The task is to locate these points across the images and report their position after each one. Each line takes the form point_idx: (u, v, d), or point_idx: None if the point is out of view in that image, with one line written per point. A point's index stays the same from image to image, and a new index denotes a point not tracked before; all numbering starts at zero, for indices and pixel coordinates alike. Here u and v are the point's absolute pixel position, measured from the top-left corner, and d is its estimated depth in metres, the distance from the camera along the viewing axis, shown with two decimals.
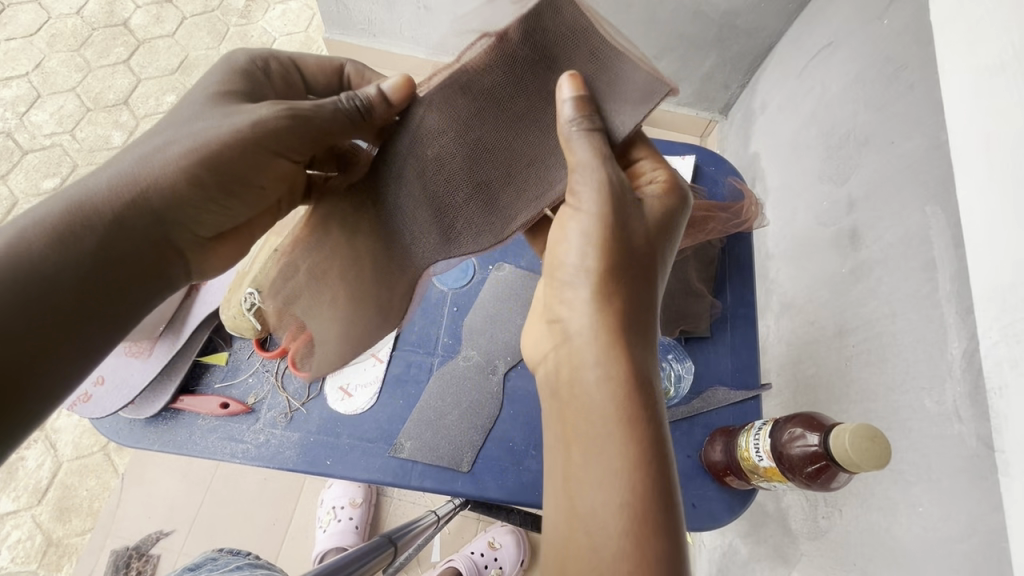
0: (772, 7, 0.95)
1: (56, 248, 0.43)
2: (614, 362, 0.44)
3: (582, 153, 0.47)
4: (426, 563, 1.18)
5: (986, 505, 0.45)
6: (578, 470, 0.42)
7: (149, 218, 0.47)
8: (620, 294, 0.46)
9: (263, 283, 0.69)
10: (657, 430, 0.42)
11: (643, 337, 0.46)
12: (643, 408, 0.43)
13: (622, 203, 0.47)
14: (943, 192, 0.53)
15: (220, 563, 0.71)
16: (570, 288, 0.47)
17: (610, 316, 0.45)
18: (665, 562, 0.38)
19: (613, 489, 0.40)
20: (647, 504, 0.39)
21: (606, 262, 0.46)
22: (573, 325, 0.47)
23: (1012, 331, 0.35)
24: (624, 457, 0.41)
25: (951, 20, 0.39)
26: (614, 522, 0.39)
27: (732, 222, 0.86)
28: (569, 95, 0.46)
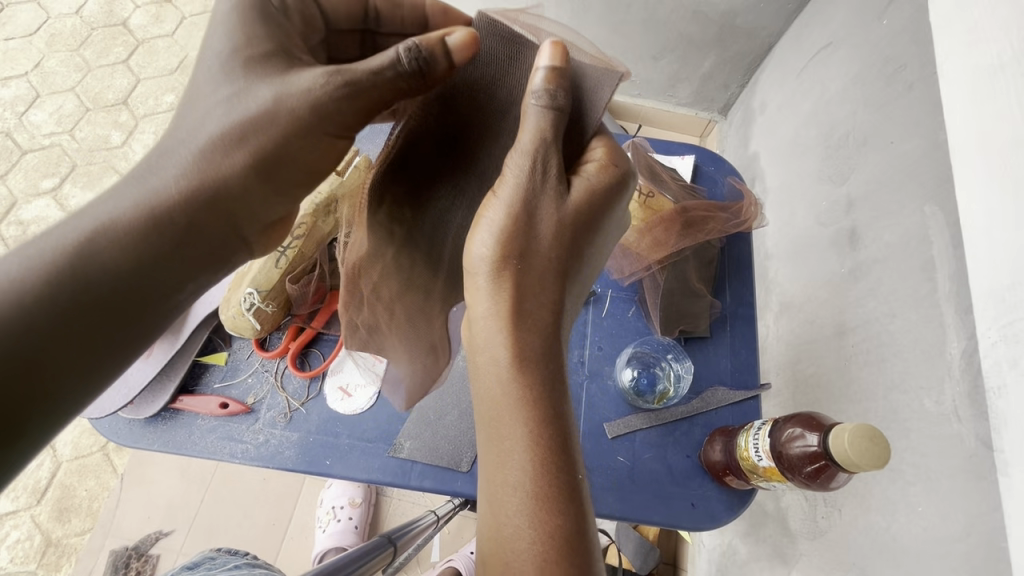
0: (771, 7, 0.95)
1: (105, 252, 0.41)
2: (507, 345, 0.42)
3: (529, 130, 0.45)
4: (425, 563, 1.19)
5: (985, 504, 0.45)
6: (487, 454, 0.42)
7: (201, 204, 0.44)
8: (518, 274, 0.45)
9: (268, 280, 0.72)
10: (556, 410, 0.41)
11: (542, 318, 0.44)
12: (537, 389, 0.41)
13: (543, 195, 0.46)
14: (943, 192, 0.53)
15: (221, 562, 0.71)
16: (473, 278, 0.46)
17: (506, 294, 0.44)
18: (562, 536, 0.37)
19: (512, 473, 0.39)
20: (550, 480, 0.39)
21: (507, 250, 0.45)
22: (475, 314, 0.45)
23: (1012, 331, 0.35)
24: (517, 439, 0.40)
25: (947, 22, 0.40)
26: (511, 500, 0.39)
27: (732, 222, 0.85)
28: (544, 63, 0.44)
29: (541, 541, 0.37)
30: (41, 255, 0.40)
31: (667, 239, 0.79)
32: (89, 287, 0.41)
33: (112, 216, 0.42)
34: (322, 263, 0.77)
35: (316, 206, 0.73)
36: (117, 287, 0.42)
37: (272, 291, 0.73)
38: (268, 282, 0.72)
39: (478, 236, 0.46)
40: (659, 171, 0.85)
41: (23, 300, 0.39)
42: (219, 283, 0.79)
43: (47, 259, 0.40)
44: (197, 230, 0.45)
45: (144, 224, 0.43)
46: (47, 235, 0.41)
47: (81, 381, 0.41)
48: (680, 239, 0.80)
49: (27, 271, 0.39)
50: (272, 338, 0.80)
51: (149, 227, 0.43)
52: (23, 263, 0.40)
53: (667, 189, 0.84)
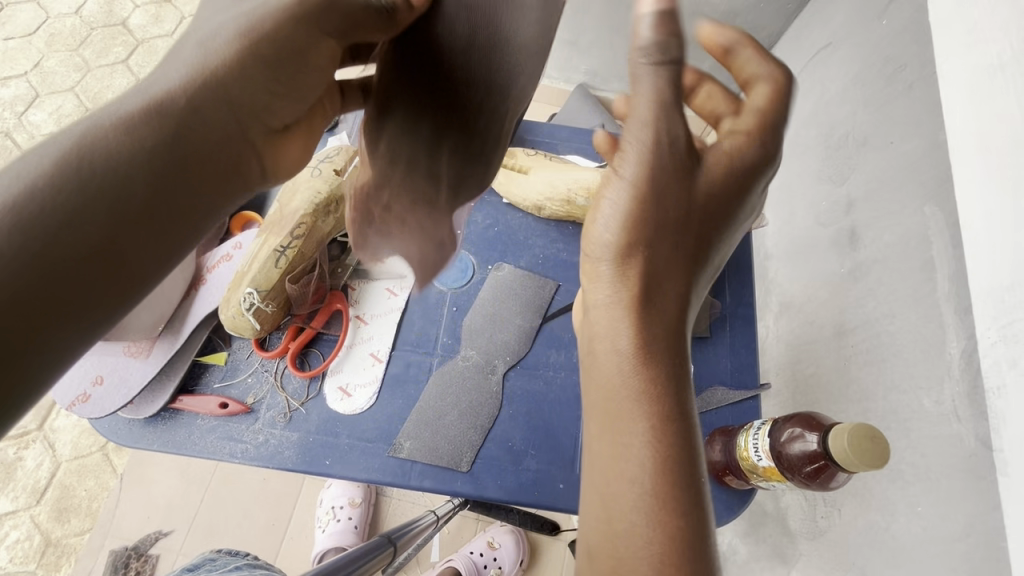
0: (771, 7, 0.95)
1: (108, 154, 0.36)
2: (633, 334, 0.38)
3: (645, 95, 0.36)
4: (425, 563, 1.19)
5: (985, 504, 0.45)
6: (596, 447, 0.38)
7: (215, 101, 0.40)
8: (647, 260, 0.39)
9: (269, 280, 0.72)
10: (678, 396, 0.37)
11: (671, 308, 0.39)
12: (665, 386, 0.37)
13: (670, 177, 0.38)
14: (943, 192, 0.53)
15: (220, 563, 0.71)
16: (594, 264, 0.40)
17: (631, 285, 0.38)
18: (686, 546, 0.34)
19: (630, 472, 0.36)
20: (666, 471, 0.35)
21: (638, 238, 0.39)
22: (594, 300, 0.40)
23: (1011, 331, 0.35)
24: (639, 439, 0.36)
25: (948, 21, 0.39)
26: (627, 495, 0.35)
27: None
28: (650, 6, 0.32)
29: (660, 539, 0.34)
30: (54, 153, 0.36)
31: None
32: (106, 196, 0.36)
33: (128, 113, 0.38)
34: (321, 263, 0.78)
35: (317, 206, 0.74)
36: (140, 203, 0.37)
37: (271, 291, 0.73)
38: (268, 282, 0.72)
39: (598, 217, 0.40)
40: None
41: (35, 205, 0.34)
42: (218, 283, 0.79)
43: (60, 159, 0.35)
44: (217, 135, 0.41)
45: (160, 124, 0.38)
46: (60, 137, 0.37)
47: (102, 313, 0.36)
48: None
49: (38, 170, 0.35)
50: (272, 338, 0.80)
51: (157, 136, 0.38)
52: (35, 160, 0.35)
53: None
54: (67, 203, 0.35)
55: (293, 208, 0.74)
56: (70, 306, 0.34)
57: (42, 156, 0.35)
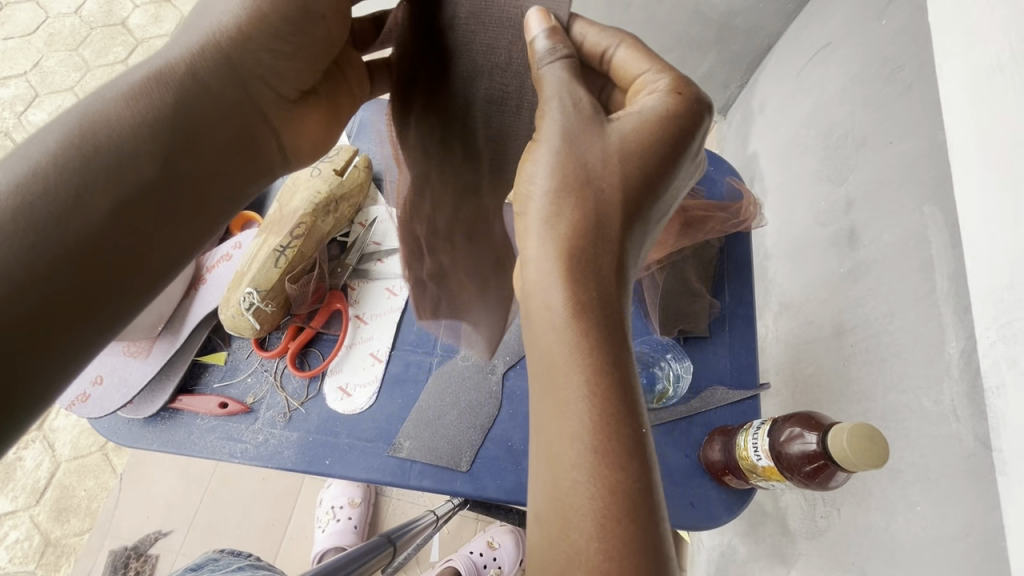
0: (771, 7, 0.95)
1: (112, 131, 0.38)
2: (564, 287, 0.39)
3: (552, 85, 0.43)
4: (424, 562, 1.19)
5: (983, 503, 0.45)
6: (540, 406, 0.39)
7: (220, 73, 0.42)
8: (577, 214, 0.41)
9: (268, 280, 0.72)
10: (617, 352, 0.38)
11: (604, 264, 0.40)
12: (601, 336, 0.38)
13: (589, 137, 0.42)
14: (942, 192, 0.53)
15: (222, 564, 0.71)
16: (523, 218, 0.43)
17: (562, 238, 0.40)
18: (629, 495, 0.34)
19: (572, 423, 0.36)
20: (607, 423, 0.36)
21: (567, 189, 0.41)
22: (528, 256, 0.42)
23: (1010, 331, 0.35)
24: (574, 387, 0.37)
25: (946, 20, 0.39)
26: (570, 453, 0.36)
27: (730, 222, 0.86)
28: (537, 29, 0.42)
29: (603, 495, 0.34)
30: (59, 133, 0.37)
31: (667, 238, 0.79)
32: (114, 175, 0.37)
33: (132, 88, 0.39)
34: (320, 263, 0.78)
35: (316, 206, 0.74)
36: (142, 180, 0.38)
37: (271, 291, 0.73)
38: (268, 282, 0.72)
39: (527, 175, 0.43)
40: None
41: (41, 182, 0.35)
42: (218, 282, 0.79)
43: (65, 137, 0.37)
44: (218, 106, 0.42)
45: (159, 98, 0.39)
46: (65, 117, 0.38)
47: (110, 298, 0.37)
48: (679, 238, 0.80)
49: (45, 149, 0.36)
50: (271, 338, 0.80)
51: (159, 113, 0.39)
52: (44, 141, 0.37)
53: None
54: (68, 184, 0.36)
55: (293, 208, 0.74)
56: (74, 284, 0.35)
57: (50, 137, 0.37)
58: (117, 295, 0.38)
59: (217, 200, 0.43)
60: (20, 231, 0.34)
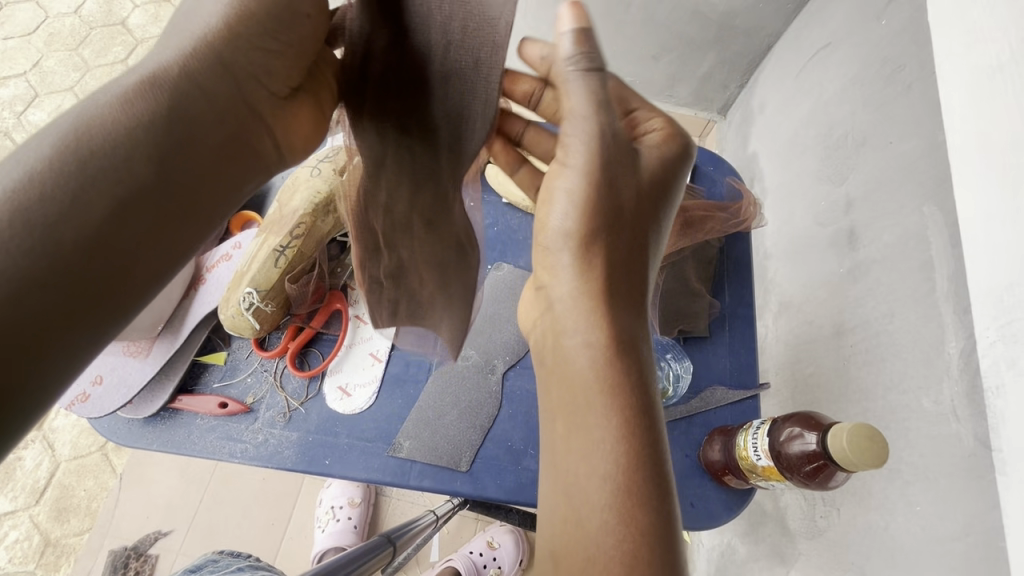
0: (771, 7, 0.95)
1: (108, 133, 0.37)
2: (597, 327, 0.41)
3: (579, 99, 0.43)
4: (424, 563, 1.19)
5: (982, 503, 0.45)
6: (565, 442, 0.41)
7: (212, 73, 0.41)
8: (604, 252, 0.43)
9: (267, 280, 0.72)
10: (641, 386, 0.40)
11: (627, 297, 0.43)
12: (626, 374, 0.40)
13: (618, 163, 0.44)
14: (942, 192, 0.53)
15: (222, 565, 0.71)
16: (552, 254, 0.44)
17: (591, 279, 0.43)
18: (652, 534, 0.36)
19: (599, 462, 0.38)
20: (633, 455, 0.38)
21: (594, 224, 0.43)
22: (557, 292, 0.44)
23: (1010, 331, 0.35)
24: (603, 427, 0.39)
25: (946, 21, 0.40)
26: (598, 488, 0.37)
27: (730, 222, 0.86)
28: (569, 27, 0.42)
29: (629, 535, 0.36)
30: (53, 139, 0.36)
31: (667, 238, 0.79)
32: (111, 179, 0.37)
33: (125, 90, 0.38)
34: (320, 262, 0.78)
35: (316, 206, 0.74)
36: (140, 184, 0.38)
37: (271, 291, 0.73)
38: (267, 282, 0.72)
39: (555, 206, 0.44)
40: None
41: (37, 189, 0.34)
42: (218, 282, 0.79)
43: (60, 142, 0.36)
44: (214, 108, 0.41)
45: (154, 100, 0.39)
46: (60, 122, 0.37)
47: (110, 300, 0.37)
48: (678, 239, 0.80)
49: (40, 154, 0.35)
50: (271, 338, 0.80)
51: (155, 114, 0.38)
52: (37, 146, 0.36)
53: None
54: (63, 188, 0.35)
55: (293, 208, 0.74)
56: (77, 289, 0.35)
57: (43, 142, 0.36)
58: (113, 304, 0.37)
59: (215, 199, 0.43)
60: (16, 236, 0.33)
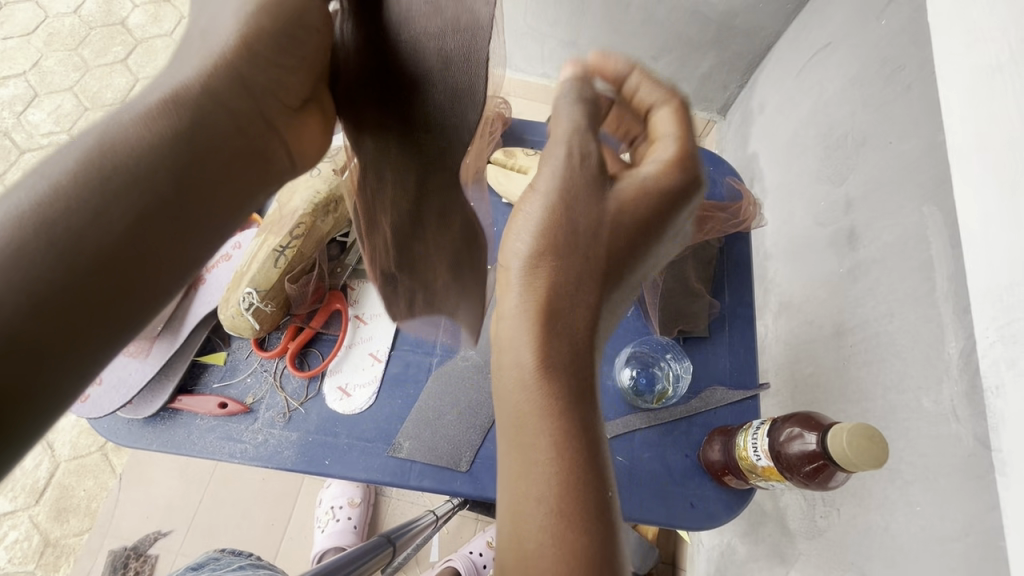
0: (771, 7, 0.95)
1: (127, 147, 0.29)
2: (535, 344, 0.37)
3: (563, 123, 0.41)
4: (424, 563, 1.19)
5: (981, 504, 0.45)
6: (505, 462, 0.37)
7: (234, 90, 0.31)
8: (551, 267, 0.39)
9: (266, 279, 0.72)
10: (580, 407, 0.36)
11: (578, 302, 0.39)
12: (565, 393, 0.37)
13: (589, 181, 0.41)
14: (941, 192, 0.53)
15: (223, 563, 0.71)
16: (504, 271, 0.41)
17: (534, 294, 0.39)
18: (590, 559, 0.32)
19: (534, 483, 0.34)
20: (572, 474, 0.34)
21: (550, 240, 0.40)
22: (502, 311, 0.40)
23: (1010, 331, 0.35)
24: (543, 448, 0.35)
25: (945, 22, 0.40)
26: (532, 515, 0.34)
27: (730, 222, 0.87)
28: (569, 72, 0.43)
29: (564, 563, 0.32)
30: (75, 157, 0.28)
31: None
32: (125, 205, 0.28)
33: (146, 108, 0.30)
34: (320, 263, 0.78)
35: (316, 205, 0.74)
36: (160, 210, 0.29)
37: (271, 291, 0.73)
38: (267, 282, 0.72)
39: (515, 229, 0.41)
40: None
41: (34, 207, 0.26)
42: (218, 283, 0.79)
43: (80, 162, 0.28)
44: (236, 120, 0.32)
45: (178, 115, 0.30)
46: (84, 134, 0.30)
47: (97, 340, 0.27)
48: None
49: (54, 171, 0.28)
50: (271, 338, 0.80)
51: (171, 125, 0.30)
52: (58, 156, 0.29)
53: None
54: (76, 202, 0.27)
55: (293, 207, 0.74)
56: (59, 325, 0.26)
57: (68, 154, 0.29)
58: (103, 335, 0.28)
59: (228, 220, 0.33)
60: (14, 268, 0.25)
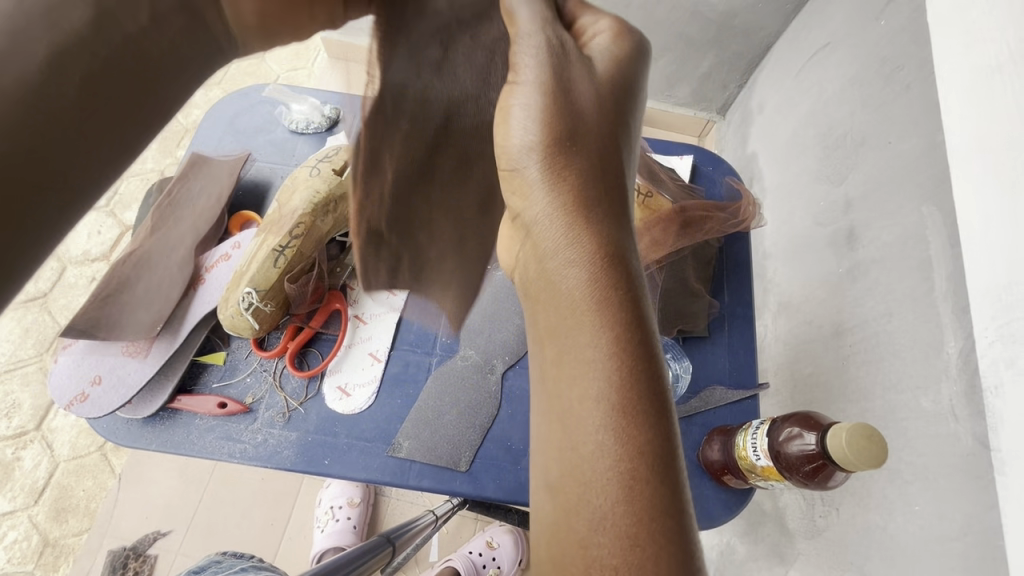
0: (770, 7, 0.95)
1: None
2: (574, 242, 0.36)
3: (526, 17, 0.38)
4: (424, 562, 1.19)
5: (981, 504, 0.45)
6: (552, 373, 0.36)
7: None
8: (570, 164, 0.38)
9: (265, 279, 0.72)
10: (623, 298, 0.35)
11: (614, 219, 0.37)
12: (608, 288, 0.35)
13: (571, 69, 0.39)
14: (940, 192, 0.53)
15: (225, 565, 0.71)
16: (519, 173, 0.39)
17: (561, 189, 0.37)
18: (651, 446, 0.33)
19: (587, 385, 0.34)
20: (633, 406, 0.33)
21: (558, 132, 0.38)
22: (529, 216, 0.38)
23: (1009, 331, 0.35)
24: (591, 346, 0.34)
25: (945, 22, 0.40)
26: (590, 416, 0.33)
27: (730, 223, 0.86)
28: None
29: (629, 456, 0.32)
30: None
31: (665, 239, 0.79)
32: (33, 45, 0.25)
33: None
34: (319, 262, 0.78)
35: (316, 205, 0.74)
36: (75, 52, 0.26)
37: (271, 291, 0.73)
38: (266, 282, 0.72)
39: (513, 127, 0.39)
40: (658, 172, 0.86)
41: None
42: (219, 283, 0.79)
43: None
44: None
45: None
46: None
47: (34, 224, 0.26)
48: (677, 239, 0.81)
49: None
50: (270, 338, 0.80)
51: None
52: None
53: (666, 188, 0.84)
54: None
55: (292, 207, 0.74)
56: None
57: None
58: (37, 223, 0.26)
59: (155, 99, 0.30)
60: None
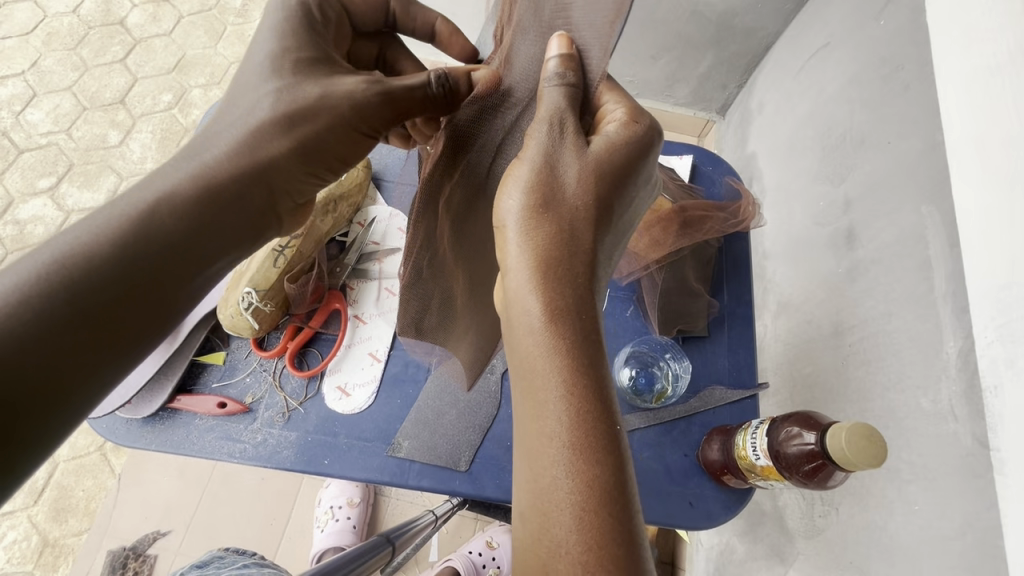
0: (770, 7, 0.95)
1: (163, 223, 0.44)
2: (540, 293, 0.39)
3: (546, 107, 0.43)
4: (424, 562, 1.19)
5: (981, 502, 0.45)
6: (522, 412, 0.38)
7: (249, 183, 0.48)
8: (549, 224, 0.40)
9: (265, 278, 0.72)
10: (588, 349, 0.38)
11: (575, 269, 0.40)
12: (573, 340, 0.38)
13: (569, 146, 0.42)
14: (938, 193, 0.53)
15: (227, 562, 0.71)
16: (501, 230, 0.42)
17: (535, 246, 0.40)
18: (603, 486, 0.34)
19: (548, 427, 0.36)
20: (584, 444, 0.35)
21: (541, 196, 0.41)
22: (506, 267, 0.41)
23: (1008, 331, 0.35)
24: (553, 392, 0.37)
25: (945, 20, 0.40)
26: (550, 453, 0.35)
27: (728, 223, 0.84)
28: (554, 52, 0.42)
29: (580, 490, 0.34)
30: (106, 225, 0.42)
31: (664, 238, 0.79)
32: (134, 245, 0.42)
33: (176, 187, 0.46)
34: (319, 263, 0.79)
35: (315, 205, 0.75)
36: (163, 256, 0.44)
37: (270, 290, 0.73)
38: (265, 281, 0.72)
39: (507, 189, 0.42)
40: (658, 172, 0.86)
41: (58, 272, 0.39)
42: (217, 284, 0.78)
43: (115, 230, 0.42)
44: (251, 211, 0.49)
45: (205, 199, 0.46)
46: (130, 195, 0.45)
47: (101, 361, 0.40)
48: (677, 238, 0.80)
49: (84, 239, 0.41)
50: (271, 338, 0.80)
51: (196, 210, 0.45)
52: (92, 227, 0.42)
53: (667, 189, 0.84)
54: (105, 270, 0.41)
55: None
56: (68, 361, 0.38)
57: (107, 219, 0.43)
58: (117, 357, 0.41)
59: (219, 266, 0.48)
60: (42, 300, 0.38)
